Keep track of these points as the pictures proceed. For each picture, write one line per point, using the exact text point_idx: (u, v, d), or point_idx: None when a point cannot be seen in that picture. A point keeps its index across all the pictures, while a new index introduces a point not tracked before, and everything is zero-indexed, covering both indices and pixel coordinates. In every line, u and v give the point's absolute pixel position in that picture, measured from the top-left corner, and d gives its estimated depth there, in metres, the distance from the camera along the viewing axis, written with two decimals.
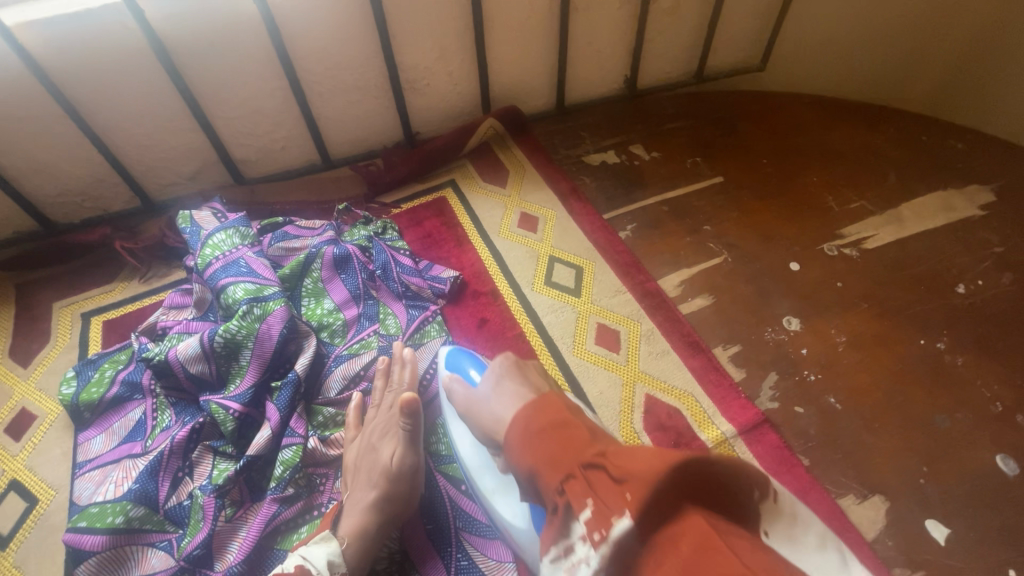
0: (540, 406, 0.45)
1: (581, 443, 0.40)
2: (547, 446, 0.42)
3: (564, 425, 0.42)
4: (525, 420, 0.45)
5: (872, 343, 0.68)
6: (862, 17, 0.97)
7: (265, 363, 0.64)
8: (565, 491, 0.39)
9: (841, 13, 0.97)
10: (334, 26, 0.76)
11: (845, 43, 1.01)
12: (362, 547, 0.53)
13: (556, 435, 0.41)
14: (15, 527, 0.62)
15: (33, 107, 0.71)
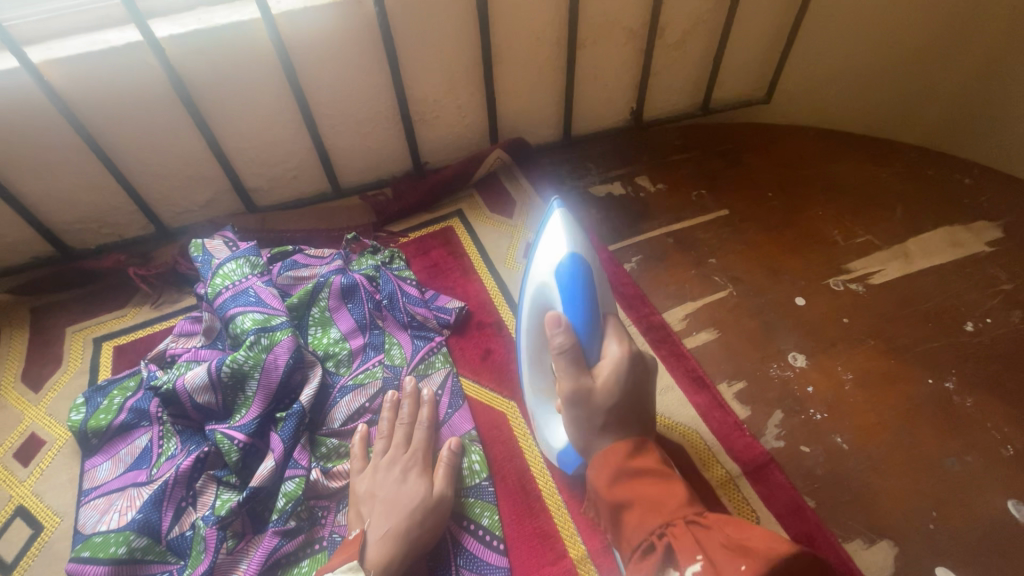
0: (634, 444, 0.51)
1: (679, 501, 0.47)
2: (646, 492, 0.48)
3: (661, 472, 0.49)
4: (621, 454, 0.50)
5: (879, 381, 0.68)
6: (868, 50, 0.98)
7: (270, 393, 0.65)
8: (666, 535, 0.45)
9: (852, 45, 0.98)
10: (347, 62, 0.79)
11: (851, 76, 1.02)
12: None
13: (650, 481, 0.49)
14: (20, 555, 0.63)
15: (57, 137, 0.74)
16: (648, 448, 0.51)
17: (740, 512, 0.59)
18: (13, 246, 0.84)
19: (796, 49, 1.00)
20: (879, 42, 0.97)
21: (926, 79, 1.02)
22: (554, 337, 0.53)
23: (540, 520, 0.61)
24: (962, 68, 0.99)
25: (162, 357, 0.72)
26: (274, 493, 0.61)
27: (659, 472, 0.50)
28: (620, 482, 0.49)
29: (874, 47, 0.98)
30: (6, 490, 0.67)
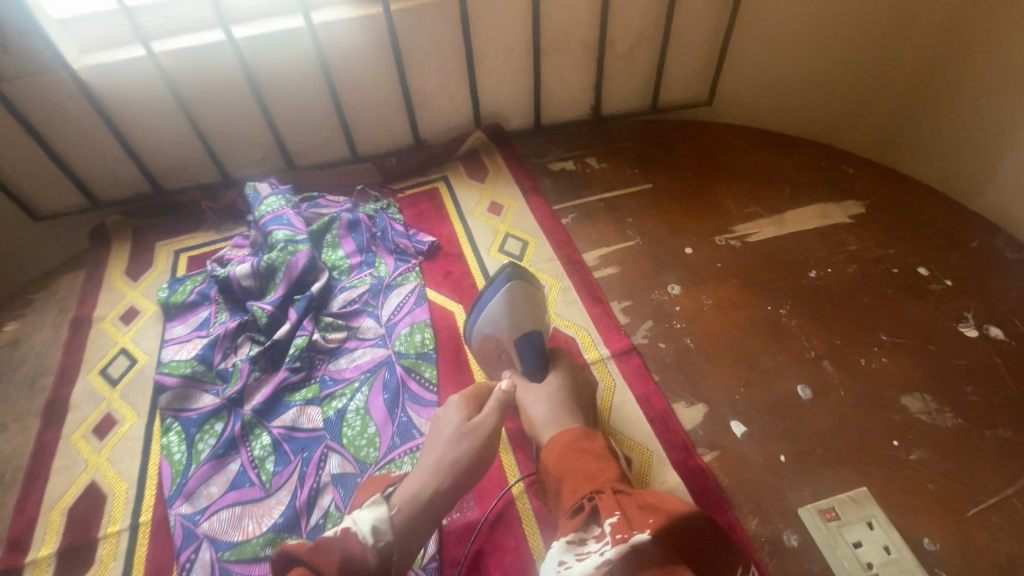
0: (585, 432, 0.67)
1: (609, 478, 0.60)
2: (584, 464, 0.62)
3: (600, 456, 0.64)
4: (571, 437, 0.66)
5: (731, 305, 0.91)
6: (797, 76, 1.24)
7: (291, 282, 0.94)
8: (594, 499, 0.57)
9: (790, 64, 1.22)
10: (367, 60, 1.08)
11: (787, 96, 1.28)
12: (414, 506, 0.60)
13: (592, 460, 0.63)
14: (122, 374, 0.92)
15: (164, 105, 1.06)
16: (594, 436, 0.67)
17: (605, 379, 0.83)
18: (125, 183, 1.17)
19: (728, 62, 1.23)
20: (808, 69, 1.23)
21: (858, 95, 1.26)
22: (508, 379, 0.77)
23: (464, 378, 0.87)
24: (886, 87, 1.24)
25: (221, 260, 1.02)
26: (287, 344, 0.89)
27: (600, 454, 0.64)
28: (566, 456, 0.64)
29: (807, 74, 1.24)
30: (113, 337, 0.98)
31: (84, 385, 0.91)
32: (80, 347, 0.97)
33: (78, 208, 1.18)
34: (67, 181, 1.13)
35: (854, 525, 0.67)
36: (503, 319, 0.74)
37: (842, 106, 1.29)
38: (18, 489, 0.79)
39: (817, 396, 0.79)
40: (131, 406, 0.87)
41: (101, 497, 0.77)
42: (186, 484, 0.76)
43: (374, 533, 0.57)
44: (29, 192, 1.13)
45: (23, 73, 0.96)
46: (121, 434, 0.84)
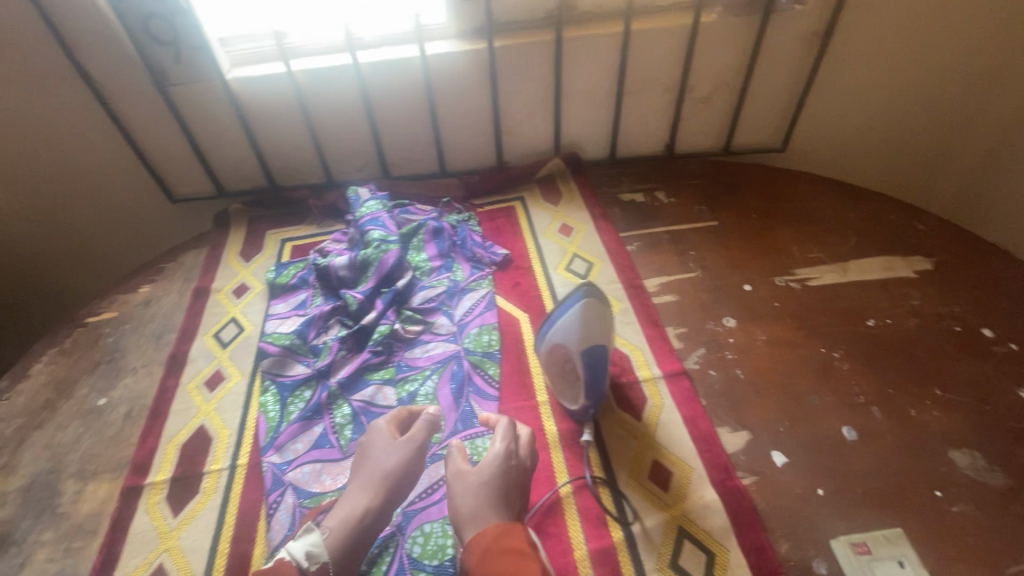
0: (503, 527, 0.64)
1: None
2: (506, 564, 0.59)
3: (518, 553, 0.60)
4: (491, 536, 0.63)
5: (784, 343, 0.94)
6: (870, 136, 1.30)
7: (381, 276, 1.06)
8: None
9: (865, 124, 1.28)
10: (467, 87, 1.22)
11: (859, 153, 1.33)
12: (340, 538, 0.68)
13: (517, 560, 0.59)
14: (231, 339, 1.07)
15: (291, 114, 1.24)
16: (513, 530, 0.64)
17: (654, 397, 0.89)
18: (248, 178, 1.35)
19: (804, 113, 1.28)
20: (878, 131, 1.29)
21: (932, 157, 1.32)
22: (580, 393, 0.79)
23: (524, 377, 0.94)
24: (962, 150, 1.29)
25: (322, 252, 1.17)
26: (372, 330, 1.01)
27: (523, 551, 0.61)
28: (488, 555, 0.60)
29: (876, 136, 1.30)
30: (226, 307, 1.13)
31: (200, 344, 1.06)
32: (199, 312, 1.13)
33: (208, 195, 1.37)
34: (203, 171, 1.33)
35: (885, 563, 0.69)
36: (569, 339, 0.72)
37: (912, 167, 1.34)
38: (143, 423, 0.94)
39: (862, 438, 0.81)
40: (237, 366, 1.02)
41: (208, 439, 0.91)
42: (277, 438, 0.88)
43: (308, 556, 0.65)
44: (172, 178, 1.33)
45: (186, 80, 1.16)
46: (228, 388, 0.98)
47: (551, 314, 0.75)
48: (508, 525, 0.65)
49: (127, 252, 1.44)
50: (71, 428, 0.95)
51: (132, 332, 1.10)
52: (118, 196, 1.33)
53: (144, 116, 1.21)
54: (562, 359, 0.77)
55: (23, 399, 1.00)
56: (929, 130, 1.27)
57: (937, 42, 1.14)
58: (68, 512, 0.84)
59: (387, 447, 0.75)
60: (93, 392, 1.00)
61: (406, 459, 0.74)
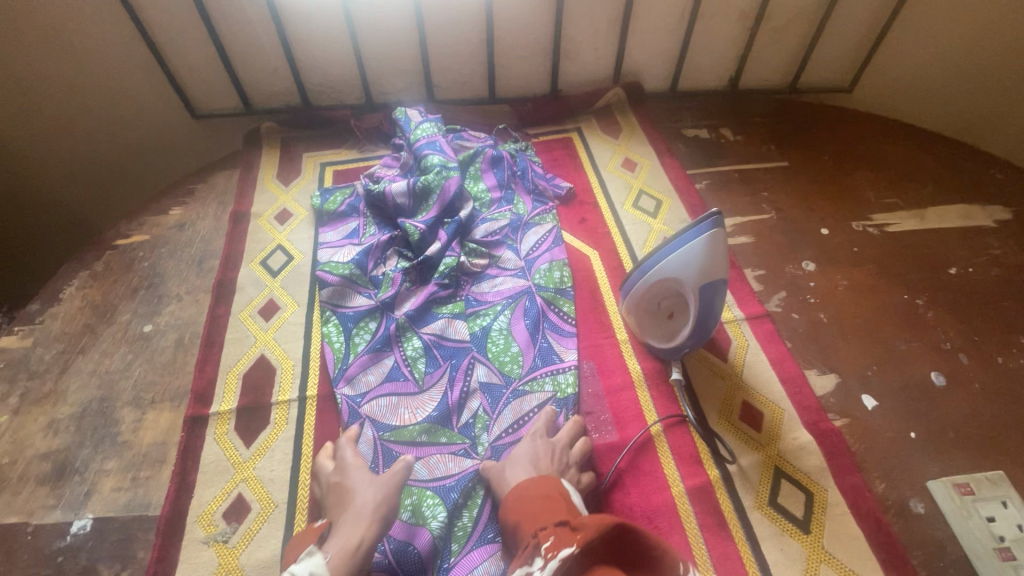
0: (536, 479, 0.65)
1: (557, 511, 0.57)
2: (536, 506, 0.59)
3: (544, 495, 0.61)
4: (523, 488, 0.63)
5: (866, 289, 0.92)
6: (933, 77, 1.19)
7: (443, 206, 0.99)
8: (536, 536, 0.54)
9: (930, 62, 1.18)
10: (529, 1, 1.11)
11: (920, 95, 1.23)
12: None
13: (542, 502, 0.60)
14: (280, 268, 1.00)
15: (332, 21, 1.12)
16: (542, 479, 0.64)
17: (738, 338, 0.86)
18: (280, 94, 1.24)
19: (883, 50, 1.21)
20: (948, 83, 1.18)
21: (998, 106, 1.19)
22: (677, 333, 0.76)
23: (601, 316, 0.91)
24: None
25: (372, 177, 1.08)
26: (436, 262, 0.94)
27: (553, 494, 0.61)
28: (521, 500, 0.62)
29: (944, 89, 1.20)
30: (270, 234, 1.06)
31: (248, 271, 0.99)
32: (241, 238, 1.05)
33: (235, 111, 1.26)
34: (230, 84, 1.21)
35: (989, 502, 0.70)
36: (691, 267, 0.68)
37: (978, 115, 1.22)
38: (198, 352, 0.89)
39: (950, 384, 0.81)
40: (292, 296, 0.96)
41: (271, 370, 0.86)
42: (347, 370, 0.84)
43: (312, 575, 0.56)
44: (197, 90, 1.21)
45: None
46: (285, 318, 0.93)
47: (670, 241, 0.69)
48: (540, 477, 0.65)
49: (145, 172, 1.33)
50: (119, 354, 0.89)
51: (169, 256, 1.03)
52: (135, 106, 1.21)
53: (167, 15, 1.08)
54: (666, 288, 0.73)
55: (60, 323, 0.93)
56: (996, 96, 1.18)
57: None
58: (130, 441, 0.80)
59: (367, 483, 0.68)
60: (137, 319, 0.94)
61: (388, 493, 0.67)
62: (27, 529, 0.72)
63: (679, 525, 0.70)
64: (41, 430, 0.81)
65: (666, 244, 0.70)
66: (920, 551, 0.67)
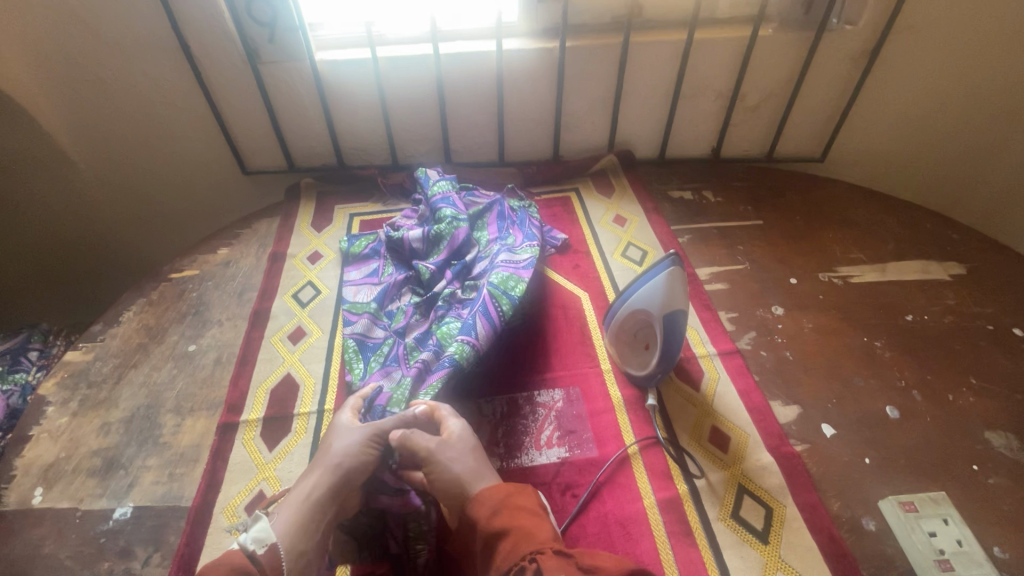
0: (518, 489, 0.72)
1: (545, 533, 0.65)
2: (522, 517, 0.67)
3: (534, 510, 0.69)
4: (507, 493, 0.70)
5: (830, 332, 1.02)
6: (888, 147, 1.38)
7: (451, 250, 1.13)
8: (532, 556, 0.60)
9: (883, 136, 1.36)
10: (534, 83, 1.31)
11: (878, 164, 1.41)
12: (295, 525, 0.70)
13: (528, 515, 0.68)
14: (309, 300, 1.14)
15: (368, 97, 1.33)
16: (527, 492, 0.72)
17: (710, 371, 0.96)
18: (320, 155, 1.44)
19: (847, 127, 1.37)
20: (901, 151, 1.38)
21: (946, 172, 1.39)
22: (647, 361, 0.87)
23: (588, 348, 1.02)
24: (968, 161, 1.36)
25: (393, 225, 1.24)
26: (438, 296, 1.07)
27: (534, 510, 0.69)
28: (503, 511, 0.68)
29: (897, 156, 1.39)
30: (302, 272, 1.21)
31: (281, 302, 1.14)
32: (277, 274, 1.20)
33: (279, 168, 1.46)
34: (278, 146, 1.42)
35: (932, 520, 0.76)
36: (658, 301, 0.79)
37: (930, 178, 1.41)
38: (233, 369, 1.02)
39: (904, 417, 0.89)
40: (317, 324, 1.09)
41: (296, 385, 0.99)
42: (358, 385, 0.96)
43: (258, 541, 0.67)
44: (249, 150, 1.42)
45: (277, 59, 1.26)
46: (310, 343, 1.06)
47: (642, 278, 0.80)
48: (517, 486, 0.73)
49: (199, 217, 1.53)
50: (166, 369, 1.02)
51: (215, 288, 1.18)
52: (197, 163, 1.42)
53: (233, 91, 1.31)
54: (636, 318, 0.85)
55: (118, 341, 1.08)
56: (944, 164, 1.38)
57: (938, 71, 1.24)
58: (169, 442, 0.91)
59: (350, 428, 0.80)
60: (183, 339, 1.08)
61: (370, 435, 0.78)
62: (77, 513, 0.83)
63: (649, 531, 0.78)
64: (94, 430, 0.93)
65: (639, 279, 0.81)
66: (870, 564, 0.73)
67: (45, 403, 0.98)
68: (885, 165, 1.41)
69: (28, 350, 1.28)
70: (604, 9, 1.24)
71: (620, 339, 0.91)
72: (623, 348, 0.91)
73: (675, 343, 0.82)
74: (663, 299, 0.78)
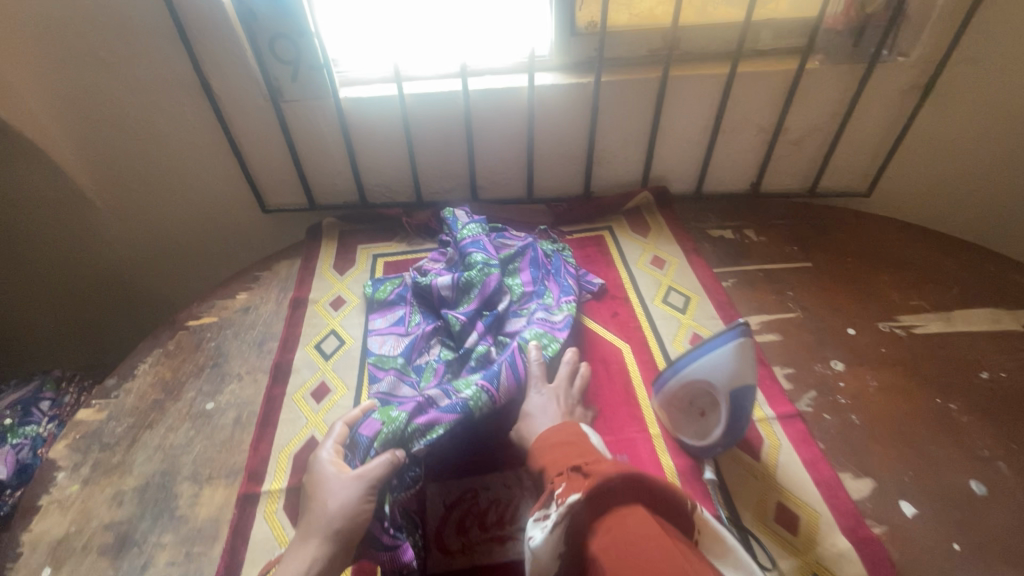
0: (565, 424, 0.80)
1: (575, 456, 0.71)
2: (557, 452, 0.73)
3: (567, 443, 0.74)
4: (552, 433, 0.78)
5: (898, 391, 0.94)
6: (939, 181, 1.31)
7: (482, 299, 1.06)
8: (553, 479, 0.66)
9: (934, 171, 1.29)
10: (566, 119, 1.26)
11: (927, 200, 1.34)
12: None
13: (565, 448, 0.74)
14: (332, 352, 1.08)
15: (393, 134, 1.28)
16: (570, 428, 0.78)
17: (769, 437, 0.88)
18: (342, 193, 1.40)
19: (895, 162, 1.30)
20: (954, 186, 1.30)
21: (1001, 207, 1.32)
22: (711, 433, 0.80)
23: (634, 409, 0.94)
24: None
25: (421, 269, 1.18)
26: (469, 351, 1.01)
27: (575, 443, 0.74)
28: (544, 449, 0.75)
29: (949, 191, 1.32)
30: (325, 320, 1.15)
31: (303, 354, 1.08)
32: (299, 322, 1.15)
33: (300, 207, 1.41)
34: (299, 185, 1.37)
35: None
36: (725, 372, 0.73)
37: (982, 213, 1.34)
38: (254, 430, 0.96)
39: (991, 493, 0.80)
40: (342, 379, 1.03)
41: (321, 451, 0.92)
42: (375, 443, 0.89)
43: None
44: (269, 188, 1.37)
45: (300, 97, 1.21)
46: (335, 401, 1.00)
47: (707, 346, 0.74)
48: (568, 423, 0.80)
49: (217, 255, 1.49)
50: (182, 430, 0.96)
51: (234, 337, 1.13)
52: (216, 202, 1.38)
53: (255, 129, 1.26)
54: (687, 386, 0.78)
55: (133, 397, 1.02)
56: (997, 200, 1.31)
57: (995, 105, 1.17)
58: (187, 515, 0.85)
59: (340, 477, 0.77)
60: (201, 396, 1.02)
61: (360, 486, 0.75)
62: None
63: None
64: (107, 500, 0.87)
65: (697, 347, 0.75)
66: None
67: (56, 469, 0.92)
68: (936, 200, 1.34)
69: (39, 399, 1.23)
70: (642, 42, 1.19)
71: (673, 411, 0.83)
72: (677, 420, 0.84)
73: (744, 411, 0.76)
74: (729, 365, 0.73)
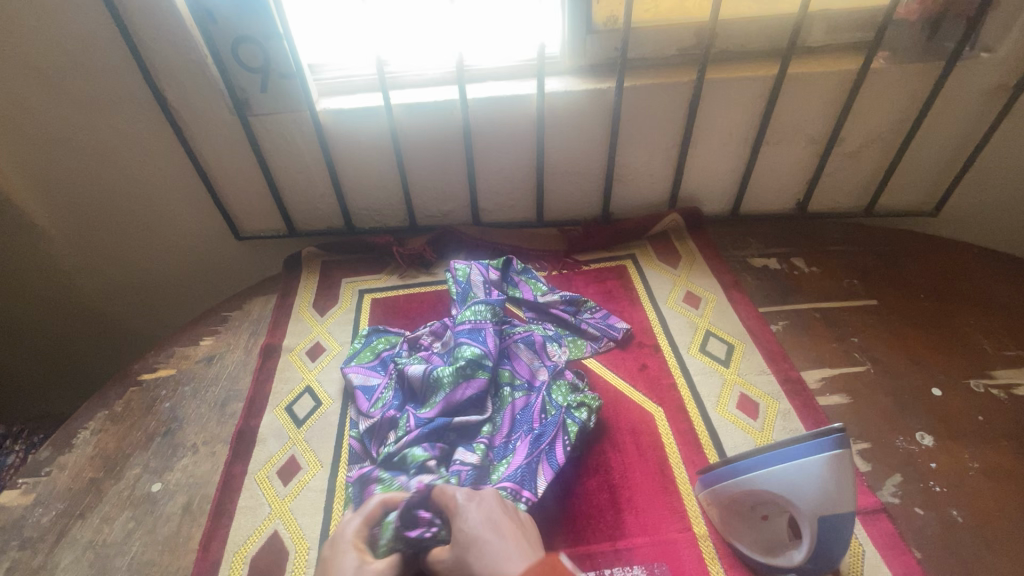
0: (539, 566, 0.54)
1: None
2: None
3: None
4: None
5: (1005, 477, 0.75)
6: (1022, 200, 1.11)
7: (446, 408, 0.82)
8: None
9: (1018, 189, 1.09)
10: (581, 131, 1.07)
11: (1004, 220, 1.15)
12: None
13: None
14: (306, 416, 0.92)
15: (381, 151, 1.10)
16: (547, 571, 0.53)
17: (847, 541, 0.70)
18: (325, 218, 1.23)
19: (970, 177, 1.11)
20: None
21: None
22: (794, 556, 0.60)
23: (673, 498, 0.76)
24: None
25: (412, 338, 0.98)
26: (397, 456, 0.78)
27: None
28: None
29: None
30: (300, 373, 0.98)
31: (272, 419, 0.91)
32: (269, 376, 0.97)
33: (278, 233, 1.24)
34: (276, 210, 1.20)
35: None
36: (811, 490, 0.56)
37: None
38: (207, 522, 0.79)
39: None
40: (316, 454, 0.86)
41: (285, 551, 0.76)
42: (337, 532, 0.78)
43: None
44: (242, 213, 1.20)
45: (271, 110, 1.04)
46: (306, 482, 0.83)
47: (785, 451, 0.57)
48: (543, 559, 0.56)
49: (188, 287, 1.33)
50: (121, 521, 0.79)
51: (192, 396, 0.95)
52: (182, 229, 1.21)
53: (221, 148, 1.09)
54: (749, 500, 0.61)
55: (66, 476, 0.85)
56: None
57: None
58: None
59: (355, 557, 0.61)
60: (147, 474, 0.85)
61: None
62: None
63: None
64: None
65: (771, 449, 0.58)
66: None
67: None
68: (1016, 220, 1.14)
69: None
70: (670, 40, 1.00)
71: (741, 525, 0.64)
72: (746, 537, 0.64)
73: (841, 529, 0.57)
74: (812, 467, 0.56)
